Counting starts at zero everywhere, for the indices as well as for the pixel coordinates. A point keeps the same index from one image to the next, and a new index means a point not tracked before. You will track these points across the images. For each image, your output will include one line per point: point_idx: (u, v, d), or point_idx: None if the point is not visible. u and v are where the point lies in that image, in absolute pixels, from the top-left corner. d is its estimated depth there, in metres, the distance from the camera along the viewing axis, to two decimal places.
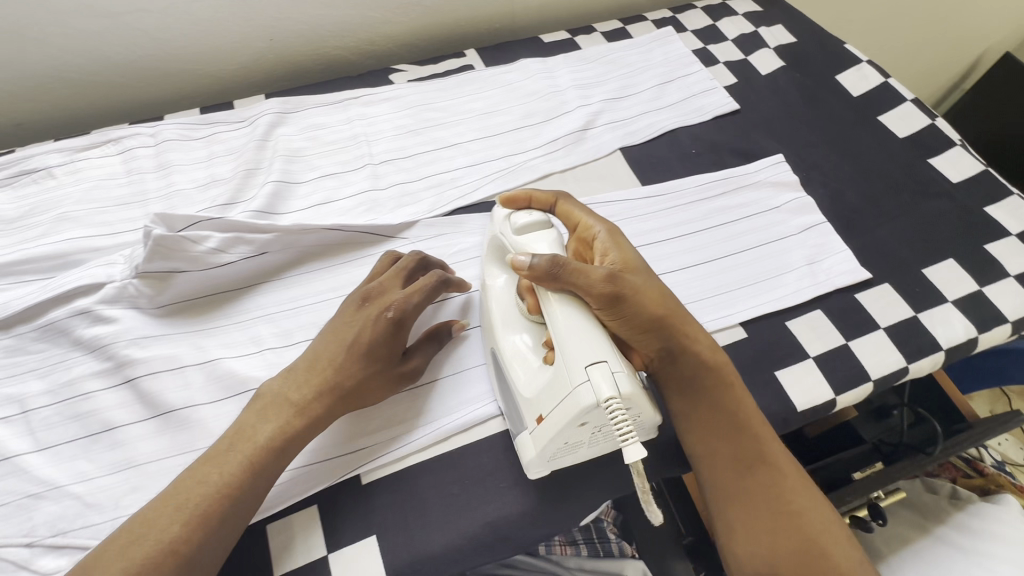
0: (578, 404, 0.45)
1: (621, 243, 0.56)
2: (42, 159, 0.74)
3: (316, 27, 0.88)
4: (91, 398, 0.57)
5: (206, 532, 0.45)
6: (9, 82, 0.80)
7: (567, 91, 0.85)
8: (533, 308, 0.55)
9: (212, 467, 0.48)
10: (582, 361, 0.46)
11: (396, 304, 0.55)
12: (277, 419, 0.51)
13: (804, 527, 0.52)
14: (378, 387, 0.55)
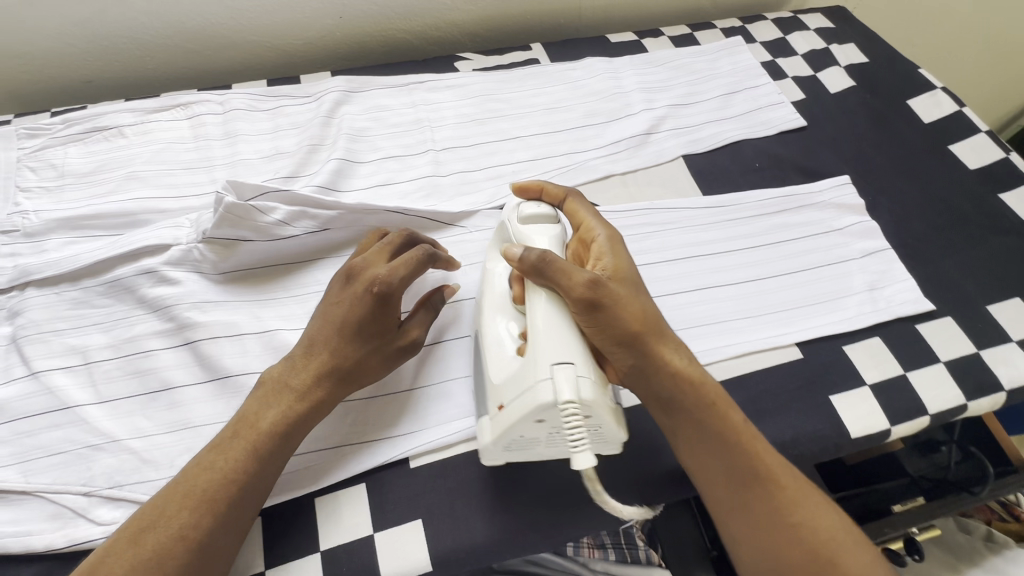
0: (536, 400, 0.46)
1: (618, 249, 0.55)
2: (115, 118, 0.76)
3: (385, 9, 0.89)
4: (152, 357, 0.59)
5: (218, 520, 0.46)
6: (87, 39, 0.82)
7: (632, 93, 0.84)
8: (520, 299, 0.55)
9: (219, 456, 0.48)
10: (552, 358, 0.47)
11: (381, 280, 0.52)
12: (279, 404, 0.51)
13: (811, 540, 0.49)
14: (374, 368, 0.54)
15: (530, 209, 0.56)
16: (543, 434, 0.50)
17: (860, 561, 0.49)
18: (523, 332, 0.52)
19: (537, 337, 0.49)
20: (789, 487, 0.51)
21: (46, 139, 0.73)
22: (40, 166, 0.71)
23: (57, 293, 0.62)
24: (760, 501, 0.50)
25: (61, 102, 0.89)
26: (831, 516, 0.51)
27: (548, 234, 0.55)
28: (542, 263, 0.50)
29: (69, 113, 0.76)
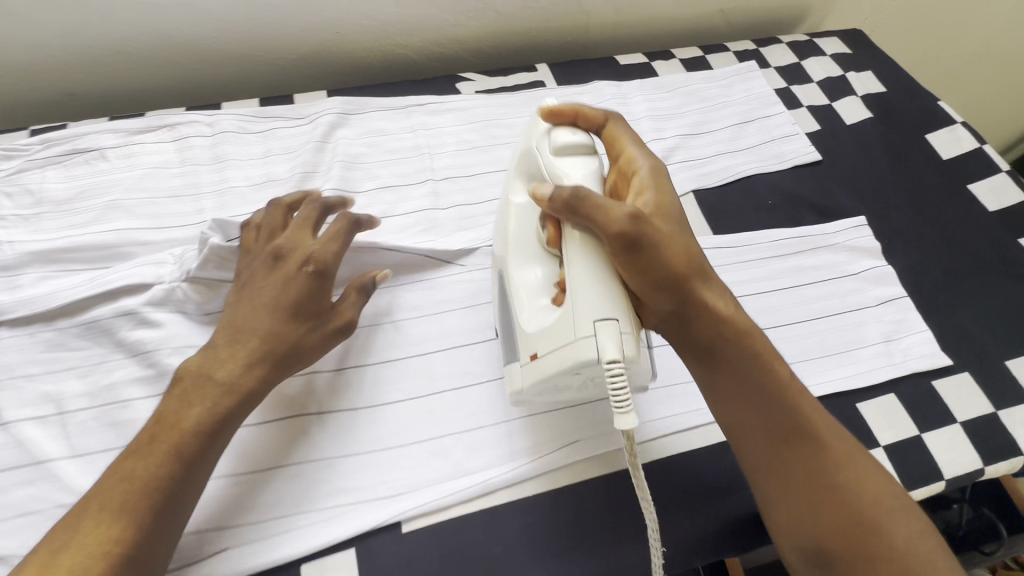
0: (578, 356, 0.45)
1: (662, 184, 0.52)
2: (96, 139, 0.72)
3: (385, 24, 0.84)
4: (130, 406, 0.55)
5: (143, 526, 0.44)
6: (69, 52, 0.77)
7: (641, 121, 0.80)
8: (551, 239, 0.51)
9: (139, 461, 0.46)
10: (593, 313, 0.44)
11: (312, 258, 0.55)
12: (204, 401, 0.49)
13: (855, 503, 0.48)
14: (308, 352, 0.55)
15: (565, 140, 0.52)
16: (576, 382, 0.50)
17: (904, 528, 0.48)
18: (557, 279, 0.50)
19: (574, 285, 0.46)
20: (833, 445, 0.50)
21: (23, 160, 0.69)
22: (15, 191, 0.67)
23: (30, 334, 0.58)
24: (802, 458, 0.49)
25: (41, 115, 0.84)
26: (876, 477, 0.49)
27: (584, 169, 0.51)
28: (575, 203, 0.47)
29: (48, 133, 0.72)
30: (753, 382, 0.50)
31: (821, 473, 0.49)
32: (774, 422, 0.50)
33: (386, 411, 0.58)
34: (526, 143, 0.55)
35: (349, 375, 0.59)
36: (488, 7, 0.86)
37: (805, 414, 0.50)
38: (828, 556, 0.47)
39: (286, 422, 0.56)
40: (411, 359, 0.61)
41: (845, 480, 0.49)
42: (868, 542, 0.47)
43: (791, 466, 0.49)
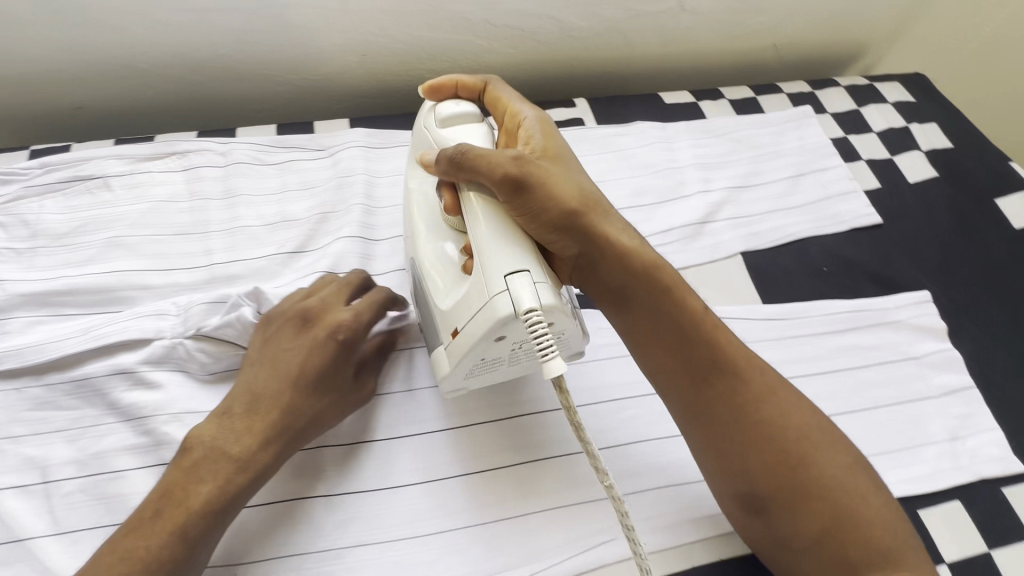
0: (495, 314, 0.45)
1: (548, 132, 0.53)
2: (100, 165, 0.66)
3: (414, 47, 0.78)
4: (121, 479, 0.50)
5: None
6: (75, 66, 0.72)
7: (686, 169, 0.74)
8: (450, 209, 0.52)
9: (138, 545, 0.42)
10: (503, 270, 0.45)
11: (345, 325, 0.52)
12: (214, 478, 0.45)
13: (785, 441, 0.49)
14: (328, 423, 0.52)
15: (449, 110, 0.53)
16: (505, 350, 0.49)
17: (831, 460, 0.49)
18: (465, 248, 0.51)
19: (484, 249, 0.47)
20: (752, 380, 0.51)
21: (20, 187, 0.64)
22: (10, 222, 0.62)
23: (16, 389, 0.53)
24: (721, 400, 0.50)
25: (47, 129, 0.80)
26: (797, 408, 0.51)
27: (474, 136, 0.53)
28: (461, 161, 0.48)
29: (49, 156, 0.67)
30: (665, 317, 0.51)
31: (741, 415, 0.50)
32: (692, 368, 0.51)
33: (403, 497, 0.52)
34: (418, 124, 0.57)
35: (362, 451, 0.54)
36: (526, 34, 0.80)
37: (720, 351, 0.51)
38: (762, 501, 0.49)
39: (292, 504, 0.51)
40: (430, 434, 0.55)
41: (766, 415, 0.50)
42: (798, 481, 0.48)
43: (718, 414, 0.50)
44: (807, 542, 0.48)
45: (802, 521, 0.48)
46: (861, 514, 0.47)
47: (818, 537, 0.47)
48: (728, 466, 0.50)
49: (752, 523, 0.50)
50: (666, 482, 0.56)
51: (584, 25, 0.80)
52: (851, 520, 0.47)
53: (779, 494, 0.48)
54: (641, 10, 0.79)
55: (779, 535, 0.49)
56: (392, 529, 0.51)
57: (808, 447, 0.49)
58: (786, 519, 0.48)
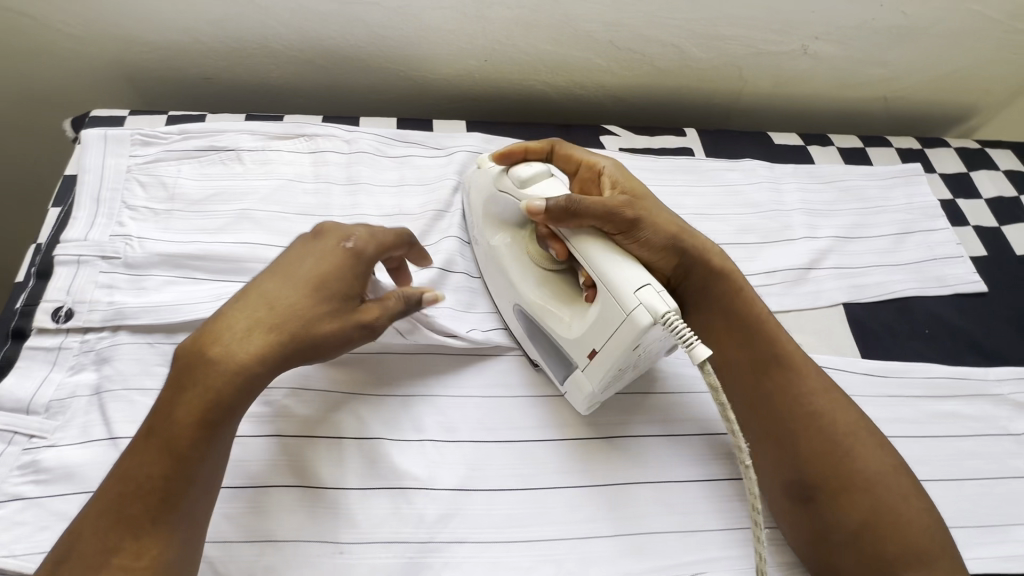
0: (635, 328, 0.47)
1: (630, 176, 0.59)
2: (234, 138, 0.69)
3: (536, 59, 0.80)
4: (240, 444, 0.53)
5: (144, 537, 0.42)
6: (216, 40, 0.75)
7: (794, 213, 0.74)
8: (561, 254, 0.55)
9: (137, 463, 0.43)
10: (631, 285, 0.47)
11: (352, 241, 0.51)
12: (192, 387, 0.44)
13: (832, 433, 0.54)
14: (326, 333, 0.47)
15: (524, 169, 0.55)
16: (636, 360, 0.51)
17: (876, 459, 0.54)
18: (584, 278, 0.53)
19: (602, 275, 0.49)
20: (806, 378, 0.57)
21: (160, 150, 0.67)
22: (150, 183, 0.65)
23: (150, 344, 0.56)
24: (784, 393, 0.56)
25: (176, 96, 0.84)
26: (848, 408, 0.56)
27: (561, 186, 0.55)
28: (572, 208, 0.50)
29: (187, 124, 0.70)
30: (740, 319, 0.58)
31: (803, 408, 0.56)
32: (761, 368, 0.58)
33: (502, 500, 0.54)
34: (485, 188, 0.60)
35: (464, 449, 0.56)
36: (647, 58, 0.80)
37: (784, 352, 0.58)
38: (811, 488, 0.53)
39: (398, 492, 0.53)
40: (529, 443, 0.57)
41: (822, 410, 0.55)
42: (845, 472, 0.53)
43: (784, 409, 0.56)
44: (849, 531, 0.52)
45: (846, 509, 0.52)
46: (902, 512, 0.52)
47: (860, 528, 0.51)
48: (784, 461, 0.55)
49: (797, 515, 0.54)
50: (759, 524, 0.57)
51: (705, 56, 0.81)
52: (892, 515, 0.51)
53: (828, 482, 0.53)
54: (764, 49, 0.80)
55: (824, 527, 0.52)
56: (489, 530, 0.52)
57: (859, 445, 0.54)
58: (830, 506, 0.52)
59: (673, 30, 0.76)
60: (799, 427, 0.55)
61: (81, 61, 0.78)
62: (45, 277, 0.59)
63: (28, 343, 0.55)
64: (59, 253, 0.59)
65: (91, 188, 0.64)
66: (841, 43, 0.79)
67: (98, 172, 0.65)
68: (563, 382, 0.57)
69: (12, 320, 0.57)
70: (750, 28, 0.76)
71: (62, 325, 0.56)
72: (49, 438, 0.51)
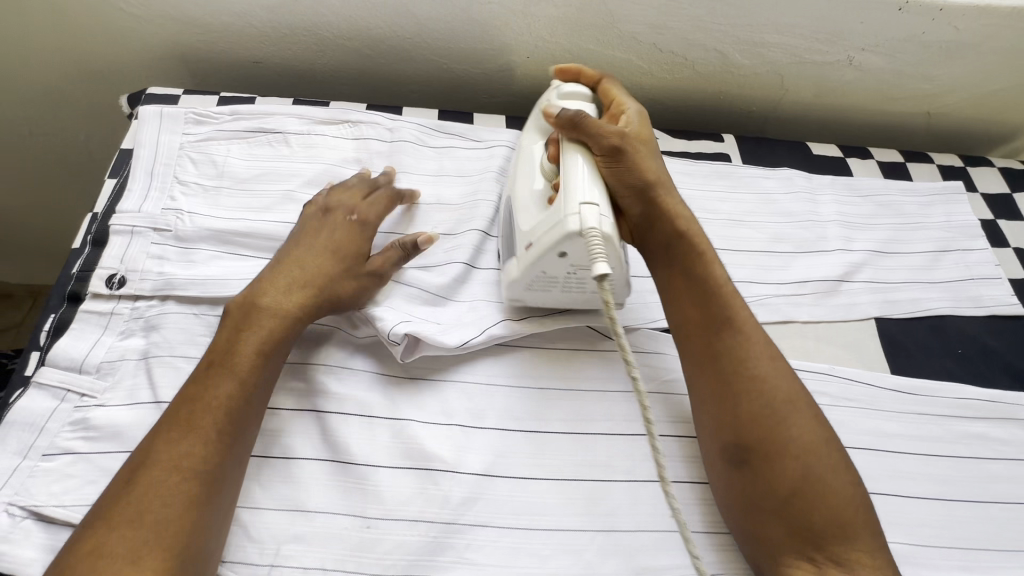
0: (562, 229, 0.52)
1: (646, 127, 0.62)
2: (282, 121, 0.72)
3: (578, 58, 0.81)
4: (277, 416, 0.55)
5: (212, 443, 0.47)
6: (268, 25, 0.77)
7: (829, 224, 0.74)
8: (551, 158, 0.60)
9: (204, 387, 0.50)
10: (580, 198, 0.52)
11: (358, 211, 0.62)
12: (259, 329, 0.53)
13: (773, 403, 0.53)
14: (350, 288, 0.58)
15: (569, 88, 0.62)
16: (562, 272, 0.55)
17: (813, 435, 0.52)
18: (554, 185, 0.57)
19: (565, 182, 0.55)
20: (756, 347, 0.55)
21: (212, 128, 0.70)
22: (201, 160, 0.68)
23: (196, 314, 0.59)
24: (727, 352, 0.56)
25: (226, 78, 0.86)
26: (791, 380, 0.55)
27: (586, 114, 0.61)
28: (578, 121, 0.57)
29: (238, 105, 0.73)
30: (694, 275, 0.58)
31: (742, 370, 0.54)
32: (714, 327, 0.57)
33: (525, 487, 0.55)
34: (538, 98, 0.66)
35: (490, 436, 0.57)
36: (688, 62, 0.81)
37: (733, 313, 0.57)
38: (743, 450, 0.52)
39: (426, 472, 0.54)
40: (554, 434, 0.58)
41: (764, 376, 0.54)
42: (779, 439, 0.51)
43: (723, 365, 0.55)
44: (773, 498, 0.50)
45: (772, 474, 0.51)
46: (829, 485, 0.50)
47: (784, 496, 0.50)
48: (722, 423, 0.54)
49: (730, 476, 0.53)
50: None
51: (748, 63, 0.80)
52: (818, 488, 0.50)
53: (758, 446, 0.52)
54: (809, 58, 0.79)
55: (751, 489, 0.51)
56: (511, 515, 0.54)
57: (799, 418, 0.52)
58: (760, 471, 0.51)
59: (718, 35, 0.76)
60: (735, 387, 0.54)
61: (138, 40, 0.81)
62: (100, 245, 0.62)
63: (82, 307, 0.58)
64: (115, 222, 0.61)
65: (146, 162, 0.66)
66: (888, 56, 0.79)
67: (153, 148, 0.67)
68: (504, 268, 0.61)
69: (69, 284, 0.60)
70: (796, 36, 0.76)
71: (115, 292, 0.58)
72: (99, 398, 0.54)
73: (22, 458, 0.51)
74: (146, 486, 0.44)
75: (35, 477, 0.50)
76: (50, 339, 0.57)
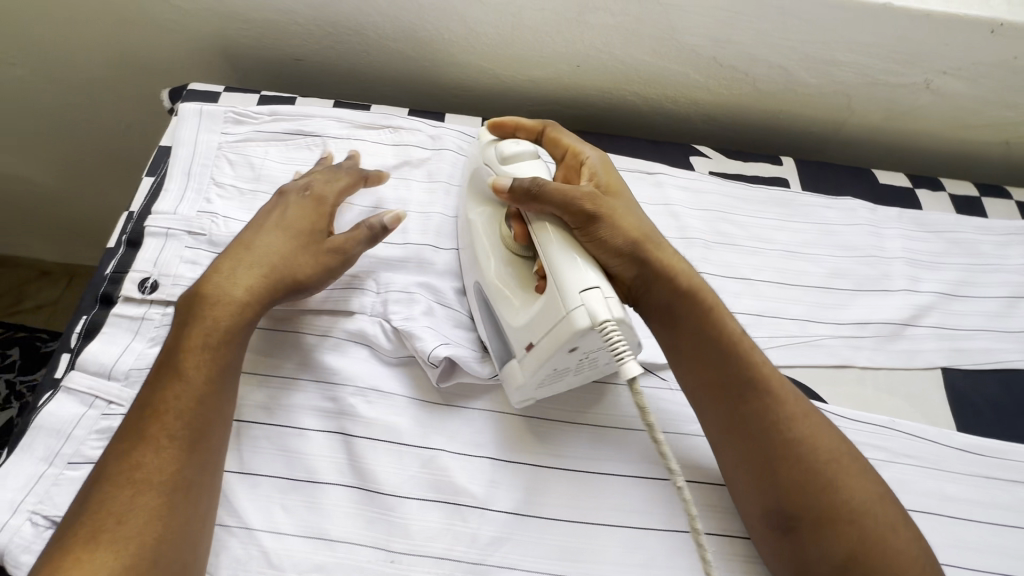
0: (571, 328, 0.45)
1: (609, 169, 0.57)
2: (321, 124, 0.70)
3: (631, 69, 0.76)
4: (304, 437, 0.53)
5: (168, 450, 0.45)
6: (313, 23, 0.75)
7: (895, 261, 0.69)
8: (519, 235, 0.55)
9: (153, 393, 0.47)
10: (578, 286, 0.46)
11: (313, 192, 0.59)
12: (207, 323, 0.50)
13: (814, 464, 0.50)
14: (301, 267, 0.54)
15: (510, 147, 0.55)
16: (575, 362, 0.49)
17: (860, 486, 0.50)
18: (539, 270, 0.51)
19: (552, 270, 0.48)
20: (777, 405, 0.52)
21: (251, 130, 0.68)
22: (239, 162, 0.67)
23: None
24: (753, 415, 0.52)
25: (268, 73, 0.85)
26: (826, 430, 0.52)
27: (536, 170, 0.55)
28: (534, 192, 0.51)
29: (278, 106, 0.71)
30: (705, 331, 0.54)
31: (774, 431, 0.51)
32: (726, 388, 0.53)
33: (556, 530, 0.52)
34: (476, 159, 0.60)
35: (522, 472, 0.54)
36: (749, 79, 0.76)
37: (755, 367, 0.53)
38: (788, 520, 0.49)
39: (454, 508, 0.51)
40: (589, 474, 0.55)
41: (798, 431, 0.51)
42: (829, 503, 0.48)
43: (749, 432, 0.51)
44: (833, 566, 0.48)
45: (829, 540, 0.48)
46: (889, 542, 0.47)
47: (844, 562, 0.47)
48: (760, 489, 0.51)
49: (779, 543, 0.50)
50: None
51: (814, 82, 0.75)
52: (880, 549, 0.47)
53: (809, 514, 0.49)
54: (882, 79, 0.73)
55: (804, 559, 0.49)
56: (542, 560, 0.51)
57: (842, 473, 0.50)
58: (813, 537, 0.48)
59: (786, 52, 0.71)
60: (771, 455, 0.50)
61: (181, 33, 0.80)
62: (135, 247, 0.60)
63: (114, 310, 0.57)
64: (150, 224, 0.60)
65: (183, 162, 0.65)
66: (970, 81, 0.72)
67: (192, 147, 0.66)
68: (501, 369, 0.55)
69: (102, 285, 0.59)
70: (872, 56, 0.70)
71: (147, 296, 0.57)
72: (126, 407, 0.53)
73: (48, 465, 0.50)
74: (101, 505, 0.42)
75: (58, 486, 0.49)
76: (81, 341, 0.56)
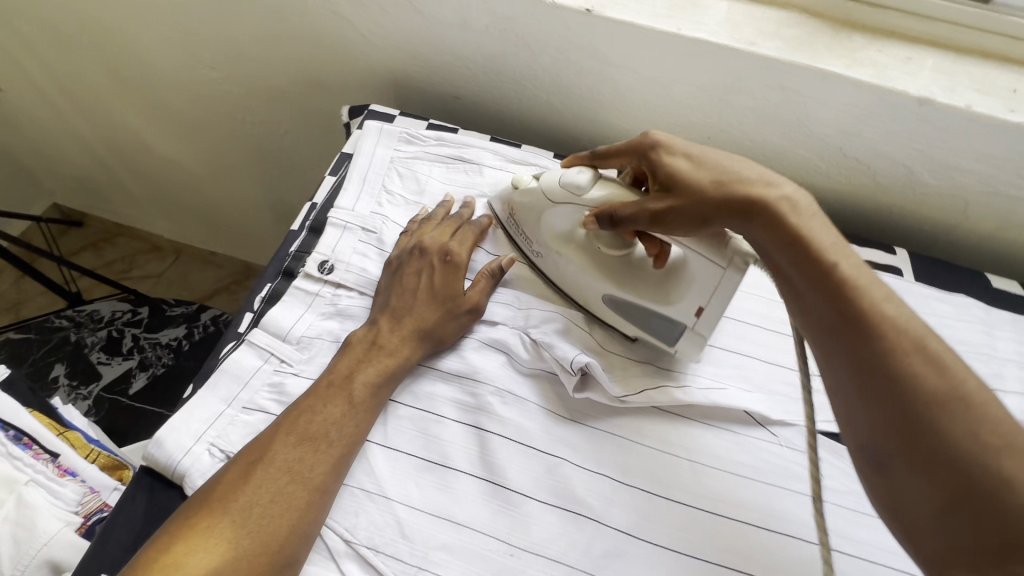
0: (734, 277, 0.54)
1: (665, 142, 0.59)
2: (478, 154, 0.79)
3: (757, 147, 0.83)
4: (442, 424, 0.58)
5: (319, 454, 0.51)
6: (482, 70, 0.86)
7: (1008, 363, 0.70)
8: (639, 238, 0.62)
9: (320, 403, 0.54)
10: (715, 242, 0.55)
11: (452, 252, 0.65)
12: (373, 362, 0.57)
13: (913, 391, 0.42)
14: (447, 330, 0.61)
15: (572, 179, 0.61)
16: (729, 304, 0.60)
17: (980, 428, 0.39)
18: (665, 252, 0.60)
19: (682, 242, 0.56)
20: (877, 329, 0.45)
21: (419, 149, 0.78)
22: (406, 176, 0.76)
23: None
24: (849, 339, 0.46)
25: (426, 104, 0.96)
26: (948, 366, 0.42)
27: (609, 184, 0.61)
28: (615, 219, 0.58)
29: (442, 133, 0.81)
30: (796, 246, 0.49)
31: (866, 364, 0.44)
32: (829, 319, 0.47)
33: (663, 556, 0.54)
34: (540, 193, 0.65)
35: (636, 495, 0.57)
36: (871, 170, 0.81)
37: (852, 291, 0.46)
38: (884, 457, 0.43)
39: (572, 516, 0.55)
40: (699, 510, 0.57)
41: (882, 355, 0.43)
42: (930, 439, 0.41)
43: (837, 364, 0.46)
44: (926, 509, 0.41)
45: (931, 480, 0.40)
46: (997, 498, 0.37)
47: (944, 504, 0.40)
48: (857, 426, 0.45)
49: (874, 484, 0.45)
50: None
51: (935, 184, 0.80)
52: (995, 496, 0.37)
53: (894, 448, 0.42)
54: (1003, 190, 0.77)
55: (902, 500, 0.43)
56: None
57: (945, 408, 0.41)
58: (910, 478, 0.42)
59: (911, 151, 0.76)
60: (858, 386, 0.45)
61: (364, 63, 0.93)
62: (316, 233, 0.70)
63: (295, 282, 0.65)
64: (333, 216, 0.69)
65: (362, 168, 0.75)
66: None
67: (370, 156, 0.76)
68: (667, 341, 0.63)
69: (285, 261, 0.68)
70: (995, 166, 0.75)
71: (324, 276, 0.65)
72: (295, 368, 0.59)
73: (227, 406, 0.56)
74: (259, 481, 0.49)
75: (233, 426, 0.55)
76: (263, 305, 0.65)
